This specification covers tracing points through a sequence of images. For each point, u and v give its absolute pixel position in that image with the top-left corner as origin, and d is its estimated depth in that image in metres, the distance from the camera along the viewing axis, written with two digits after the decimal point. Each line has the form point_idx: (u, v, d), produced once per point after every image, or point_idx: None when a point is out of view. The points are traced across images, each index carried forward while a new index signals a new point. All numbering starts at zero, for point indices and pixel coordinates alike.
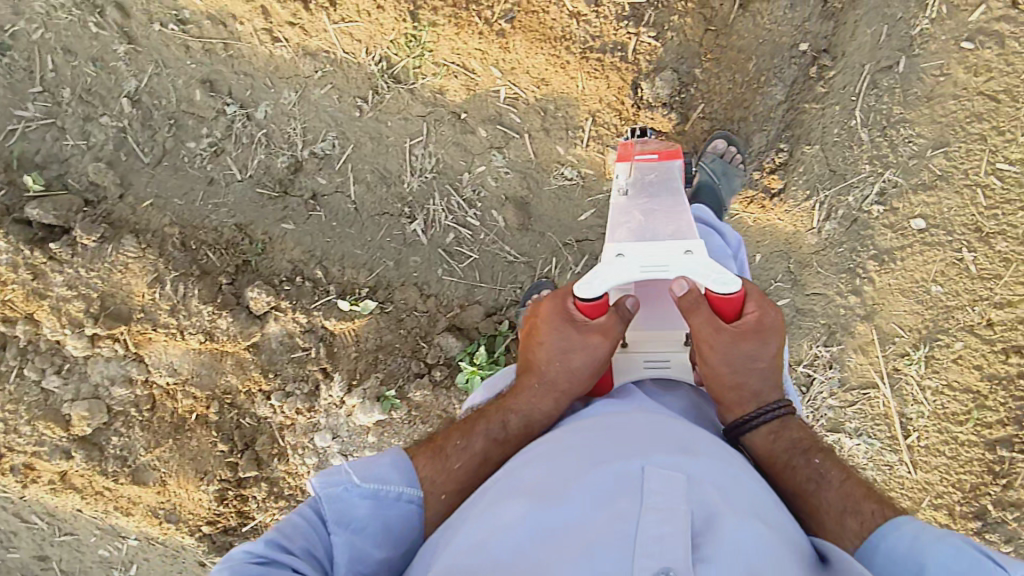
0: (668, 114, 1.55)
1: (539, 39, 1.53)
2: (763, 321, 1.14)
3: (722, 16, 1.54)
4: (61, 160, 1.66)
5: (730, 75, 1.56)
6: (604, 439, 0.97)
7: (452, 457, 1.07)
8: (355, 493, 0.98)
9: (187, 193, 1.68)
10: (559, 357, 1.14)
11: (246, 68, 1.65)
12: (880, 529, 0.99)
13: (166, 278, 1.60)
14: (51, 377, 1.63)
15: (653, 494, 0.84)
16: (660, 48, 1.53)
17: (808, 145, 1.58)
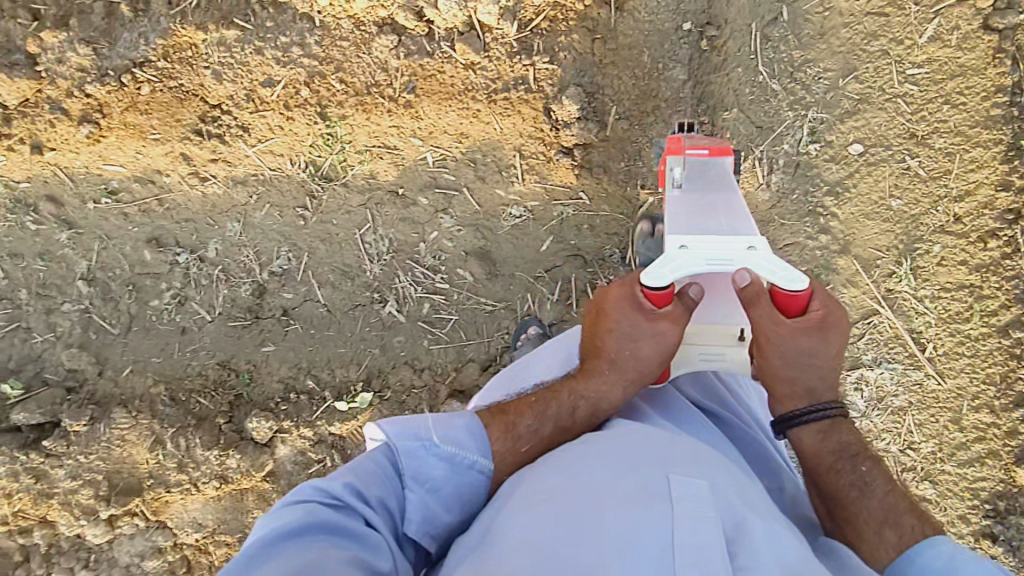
0: (586, 126, 1.60)
1: (444, 98, 1.58)
2: (829, 320, 1.13)
3: (603, 23, 1.62)
4: (35, 358, 1.69)
5: (631, 72, 1.63)
6: (630, 452, 1.01)
7: (522, 435, 1.11)
8: (433, 453, 1.03)
9: (163, 349, 1.70)
10: (629, 343, 1.17)
11: (186, 215, 1.69)
12: (916, 547, 1.02)
13: (164, 437, 1.61)
14: (81, 572, 1.65)
15: (682, 501, 0.90)
16: (559, 69, 1.58)
17: (726, 111, 1.65)
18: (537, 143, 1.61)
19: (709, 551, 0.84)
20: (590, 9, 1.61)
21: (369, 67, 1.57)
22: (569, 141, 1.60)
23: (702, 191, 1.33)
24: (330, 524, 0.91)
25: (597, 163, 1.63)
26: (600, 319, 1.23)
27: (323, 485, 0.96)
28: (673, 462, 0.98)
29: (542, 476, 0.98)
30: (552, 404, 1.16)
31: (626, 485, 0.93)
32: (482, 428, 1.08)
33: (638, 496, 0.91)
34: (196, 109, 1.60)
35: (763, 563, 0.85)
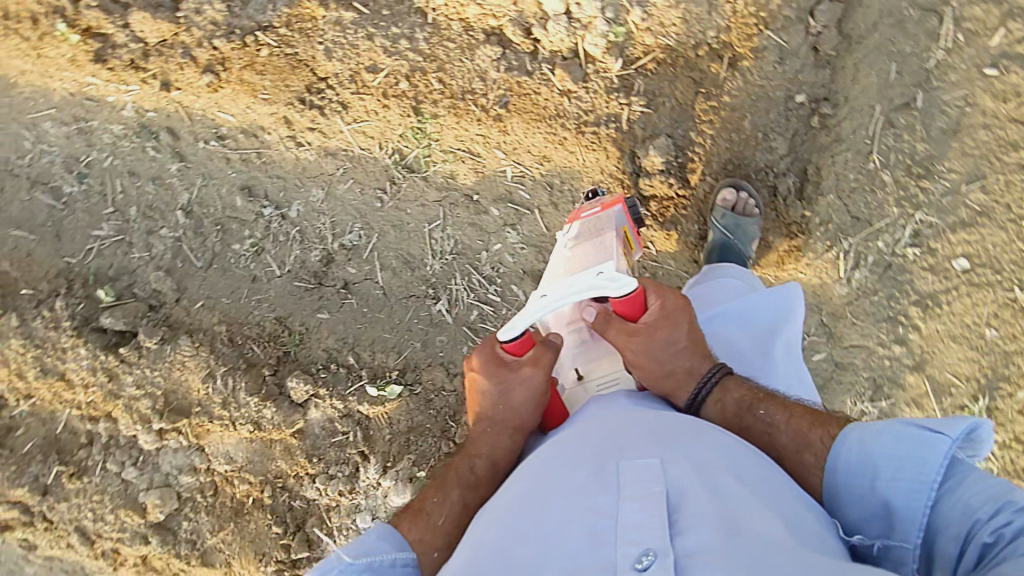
0: (668, 179, 1.57)
1: (535, 119, 1.62)
2: (667, 307, 1.21)
3: (710, 76, 1.57)
4: (130, 271, 1.87)
5: (727, 135, 1.56)
6: (587, 438, 1.04)
7: (434, 517, 1.12)
8: (353, 569, 0.99)
9: (234, 291, 1.83)
10: (502, 394, 1.19)
11: (279, 172, 1.79)
12: (834, 448, 1.03)
13: (217, 372, 1.76)
14: (129, 468, 1.86)
15: (627, 485, 0.90)
16: (653, 115, 1.58)
17: (822, 195, 1.52)
18: (614, 181, 1.60)
19: (645, 529, 0.84)
20: (699, 58, 1.58)
21: (473, 72, 1.63)
22: (648, 190, 1.57)
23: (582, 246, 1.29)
24: None
25: (670, 218, 1.59)
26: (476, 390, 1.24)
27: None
28: (628, 448, 0.99)
29: (510, 491, 1.03)
30: (449, 473, 1.18)
31: (580, 481, 0.95)
32: (396, 531, 1.08)
33: (584, 489, 0.93)
34: (304, 79, 1.69)
35: (705, 525, 0.84)
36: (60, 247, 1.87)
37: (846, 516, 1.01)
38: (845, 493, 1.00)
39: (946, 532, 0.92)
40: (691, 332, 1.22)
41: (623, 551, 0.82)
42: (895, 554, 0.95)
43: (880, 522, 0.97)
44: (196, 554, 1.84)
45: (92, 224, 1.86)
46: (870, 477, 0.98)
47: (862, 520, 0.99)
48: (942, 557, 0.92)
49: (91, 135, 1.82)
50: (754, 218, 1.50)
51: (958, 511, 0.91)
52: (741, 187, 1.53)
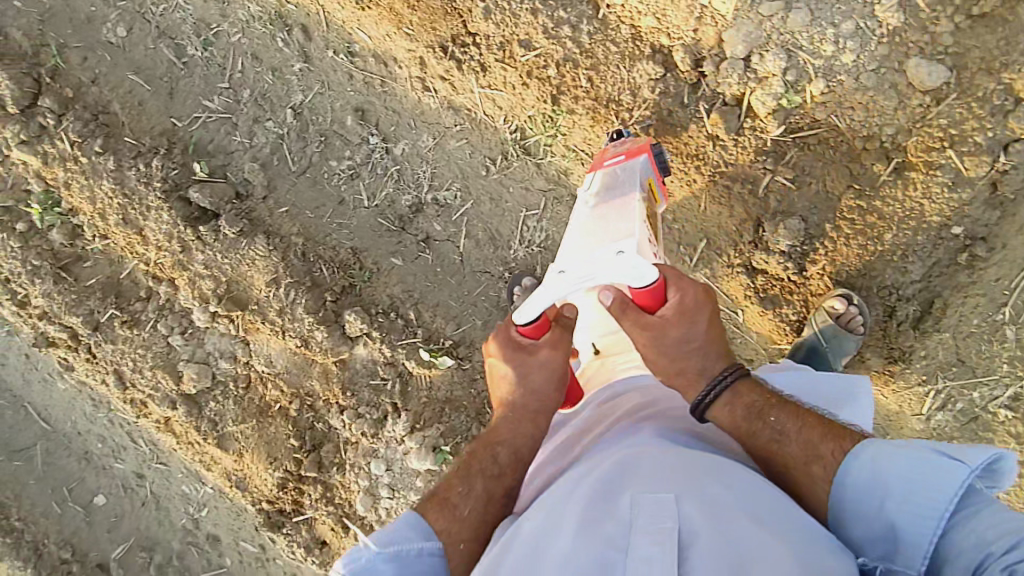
0: (785, 264, 1.40)
1: (670, 151, 1.45)
2: (686, 304, 1.25)
3: (870, 173, 1.33)
4: (228, 152, 1.88)
5: (863, 242, 1.34)
6: (606, 467, 1.05)
7: (459, 508, 1.14)
8: (379, 557, 1.02)
9: (318, 207, 1.83)
10: (526, 378, 1.28)
11: (395, 106, 1.77)
12: (845, 463, 1.04)
13: (282, 281, 1.78)
14: (176, 335, 1.92)
15: (638, 519, 0.90)
16: (794, 194, 1.38)
17: (937, 332, 1.36)
18: (728, 243, 1.46)
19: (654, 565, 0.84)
20: (867, 151, 1.33)
21: (626, 86, 1.46)
22: (759, 263, 1.43)
23: (607, 212, 1.33)
24: None
25: (771, 295, 1.44)
26: (499, 383, 1.30)
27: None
28: (642, 477, 0.99)
29: (531, 517, 1.03)
30: (474, 464, 1.21)
31: (591, 509, 0.95)
32: (421, 518, 1.11)
33: (596, 517, 0.93)
34: (451, 28, 1.60)
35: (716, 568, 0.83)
36: (170, 105, 1.89)
37: (851, 532, 1.01)
38: (852, 512, 1.00)
39: (955, 560, 0.90)
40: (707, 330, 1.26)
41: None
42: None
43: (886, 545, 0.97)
44: (214, 435, 1.93)
45: (206, 94, 1.88)
46: (880, 498, 0.98)
47: (868, 540, 0.99)
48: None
49: (228, 7, 1.84)
50: (853, 337, 1.35)
51: (970, 540, 0.90)
52: (853, 299, 1.36)
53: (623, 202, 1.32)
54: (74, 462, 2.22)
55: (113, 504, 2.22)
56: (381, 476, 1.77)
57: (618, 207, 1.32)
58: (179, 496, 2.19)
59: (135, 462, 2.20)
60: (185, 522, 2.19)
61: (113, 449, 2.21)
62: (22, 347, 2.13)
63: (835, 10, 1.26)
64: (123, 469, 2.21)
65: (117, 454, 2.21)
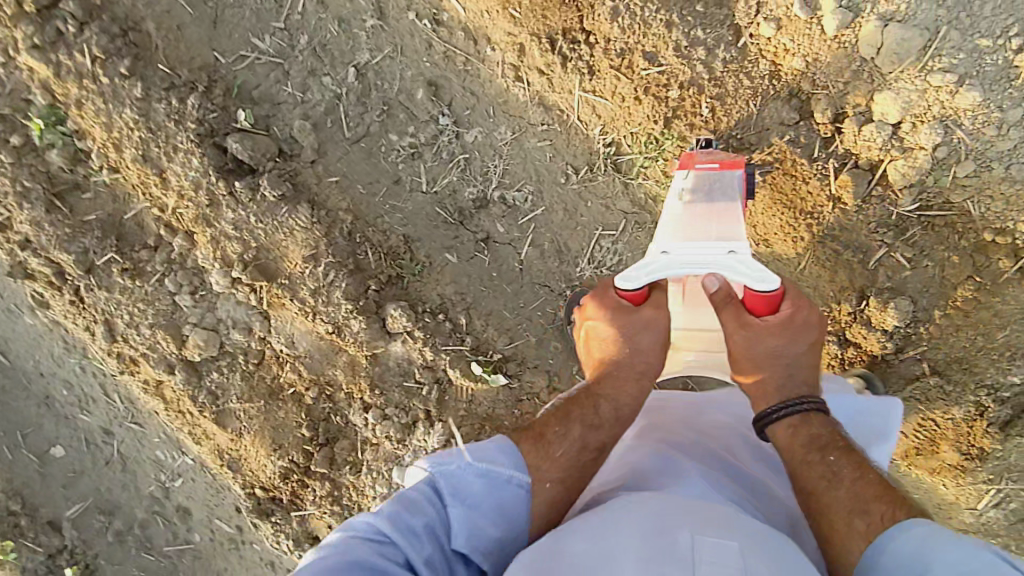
0: (885, 342, 1.35)
1: (782, 203, 1.37)
2: (794, 318, 1.16)
3: (992, 269, 1.28)
4: (274, 102, 1.66)
5: (971, 336, 1.31)
6: (662, 503, 0.94)
7: (554, 446, 1.13)
8: (470, 471, 1.05)
9: (371, 183, 1.65)
10: (626, 347, 1.21)
11: (475, 88, 1.59)
12: (890, 533, 0.94)
13: (321, 259, 1.61)
14: (185, 295, 1.72)
15: (702, 563, 0.79)
16: (908, 271, 1.33)
17: (1019, 436, 1.33)
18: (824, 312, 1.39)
19: None
20: (995, 245, 1.28)
21: (755, 126, 1.37)
22: (855, 337, 1.37)
23: (703, 216, 1.20)
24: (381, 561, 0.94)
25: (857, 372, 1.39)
26: (596, 340, 1.25)
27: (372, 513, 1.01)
28: (703, 520, 0.88)
29: (581, 528, 0.93)
30: (574, 410, 1.19)
31: (644, 537, 0.85)
32: (514, 448, 1.11)
33: (650, 549, 0.82)
34: (565, 20, 1.45)
35: None
36: (213, 36, 1.65)
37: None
38: None
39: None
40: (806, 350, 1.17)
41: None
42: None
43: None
44: (213, 410, 1.76)
45: (256, 31, 1.64)
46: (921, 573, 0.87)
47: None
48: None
49: None
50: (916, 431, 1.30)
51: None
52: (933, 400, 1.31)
53: (723, 208, 1.20)
54: (31, 407, 1.93)
55: (73, 460, 1.96)
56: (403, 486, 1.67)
57: (717, 211, 1.20)
58: (150, 461, 1.96)
59: (105, 416, 1.93)
60: (154, 490, 1.97)
61: (78, 400, 1.92)
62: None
63: (1006, 94, 1.18)
64: (88, 423, 1.94)
65: (82, 406, 1.93)
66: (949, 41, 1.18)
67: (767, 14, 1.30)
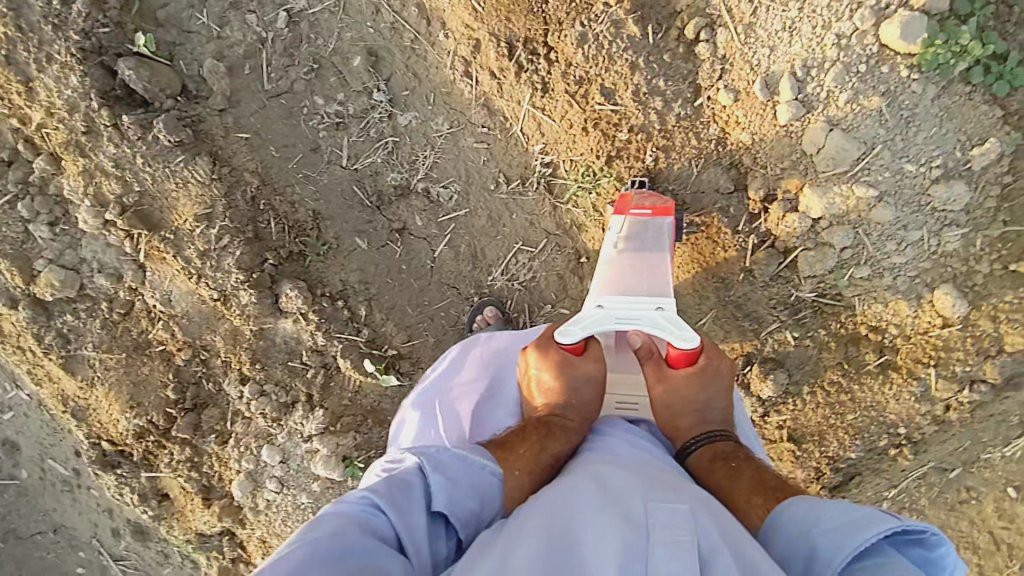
0: (755, 407, 1.47)
1: (696, 263, 1.45)
2: (707, 367, 1.14)
3: (858, 360, 1.41)
4: (183, 31, 1.45)
5: (825, 413, 1.44)
6: (608, 474, 0.95)
7: (517, 448, 1.06)
8: (450, 454, 0.94)
9: (285, 146, 1.51)
10: (574, 388, 1.14)
11: (418, 70, 1.49)
12: (779, 504, 0.96)
13: (215, 221, 1.46)
14: (41, 226, 1.48)
15: (657, 528, 0.81)
16: (790, 347, 1.43)
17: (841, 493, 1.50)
18: None
19: None
20: (867, 339, 1.40)
21: (691, 185, 1.40)
22: None
23: (634, 267, 1.20)
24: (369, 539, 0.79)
25: None
26: (540, 388, 1.17)
27: (359, 493, 0.86)
28: (651, 492, 0.90)
29: (531, 506, 0.90)
30: (529, 432, 1.10)
31: (601, 513, 0.84)
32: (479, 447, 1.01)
33: (612, 521, 0.82)
34: (530, 29, 1.37)
35: None
36: None
37: (772, 549, 0.91)
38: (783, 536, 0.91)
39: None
40: (721, 392, 1.16)
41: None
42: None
43: (801, 564, 0.86)
44: (63, 353, 1.55)
45: None
46: (809, 524, 0.88)
47: (787, 556, 0.88)
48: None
49: None
50: None
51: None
52: None
53: (656, 262, 1.20)
54: None
55: None
56: (271, 465, 1.60)
57: (649, 265, 1.20)
58: None
59: None
60: None
61: None
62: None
63: (913, 216, 1.28)
64: None
65: None
66: (880, 158, 1.25)
67: (728, 82, 1.32)
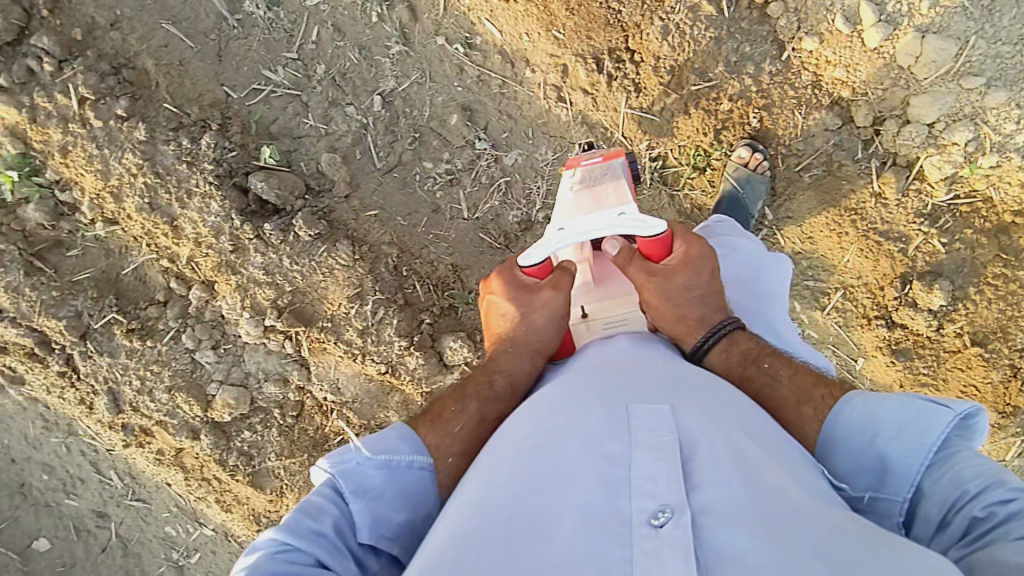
0: (929, 320, 1.46)
1: (828, 201, 1.48)
2: (689, 253, 1.16)
3: (1015, 247, 1.43)
4: (295, 137, 1.58)
5: (999, 309, 1.44)
6: (588, 386, 0.96)
7: (452, 424, 1.04)
8: (370, 464, 0.91)
9: (410, 214, 1.58)
10: (525, 318, 1.14)
11: (512, 111, 1.58)
12: (831, 413, 0.96)
13: (368, 297, 1.51)
14: (206, 350, 1.55)
15: (640, 433, 0.80)
16: (944, 255, 1.45)
17: None
18: (870, 300, 1.52)
19: (662, 478, 0.73)
20: (1015, 225, 1.43)
21: (801, 132, 1.46)
22: (901, 318, 1.49)
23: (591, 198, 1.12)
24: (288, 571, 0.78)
25: (904, 352, 1.50)
26: (500, 315, 1.19)
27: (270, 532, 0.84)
28: (631, 394, 0.90)
29: (510, 443, 0.90)
30: (467, 386, 1.10)
31: (586, 427, 0.84)
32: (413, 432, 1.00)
33: (595, 434, 0.82)
34: (611, 40, 1.48)
35: (721, 485, 0.74)
36: (220, 70, 1.55)
37: (835, 467, 0.93)
38: (842, 447, 0.93)
39: (934, 496, 0.83)
40: (714, 280, 1.17)
41: (638, 503, 0.72)
42: (882, 508, 0.88)
43: (872, 475, 0.89)
44: (248, 471, 1.60)
45: (266, 62, 1.56)
46: (869, 434, 0.90)
47: (853, 471, 0.91)
48: (924, 519, 0.84)
49: None
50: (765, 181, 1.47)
51: (949, 480, 0.82)
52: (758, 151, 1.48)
53: (614, 185, 1.13)
54: (3, 498, 1.74)
55: (61, 550, 1.77)
56: None
57: (608, 195, 1.11)
58: (158, 540, 1.77)
59: (95, 499, 1.75)
60: (165, 570, 1.79)
61: (63, 483, 1.74)
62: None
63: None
64: (77, 507, 1.76)
65: (68, 489, 1.75)
66: (977, 49, 1.33)
67: (809, 29, 1.40)
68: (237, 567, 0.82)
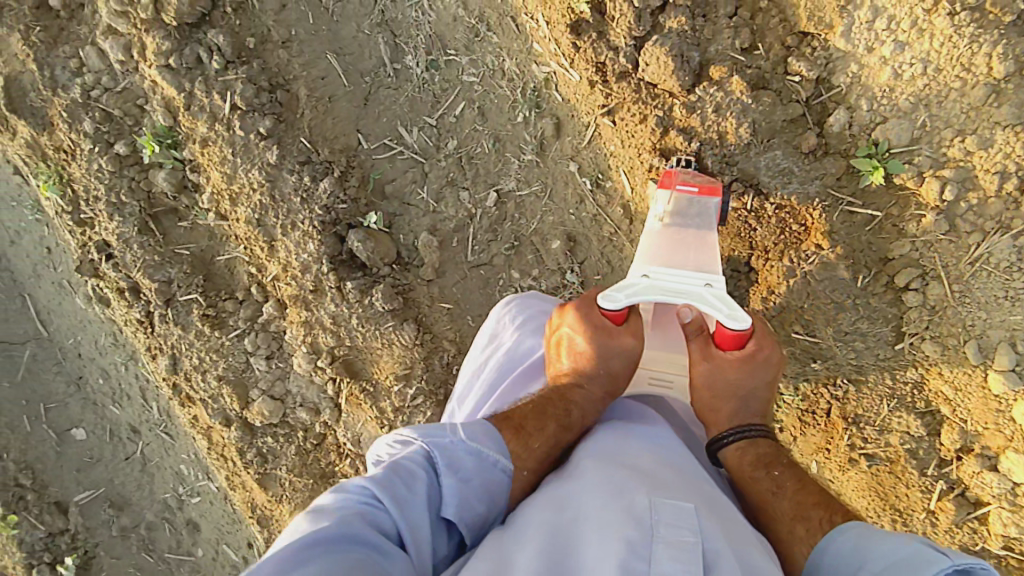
0: None
1: (875, 490, 1.43)
2: (758, 354, 1.16)
3: None
4: (405, 203, 1.60)
5: None
6: (625, 461, 1.02)
7: (534, 438, 1.08)
8: (462, 448, 1.00)
9: (481, 315, 1.62)
10: (604, 357, 1.17)
11: (613, 260, 1.56)
12: (826, 539, 0.98)
13: (413, 382, 1.59)
14: (261, 359, 1.69)
15: (663, 529, 0.86)
16: None
17: None
18: None
19: None
20: None
21: (879, 423, 1.38)
22: None
23: (683, 242, 1.22)
24: (368, 529, 0.86)
25: None
26: (570, 351, 1.19)
27: (361, 482, 0.93)
28: (659, 486, 0.95)
29: (537, 505, 0.97)
30: (547, 407, 1.13)
31: (610, 508, 0.90)
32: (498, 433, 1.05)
33: (619, 518, 0.88)
34: (734, 249, 1.41)
35: None
36: (361, 116, 1.59)
37: None
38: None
39: None
40: (768, 384, 1.18)
41: None
42: None
43: None
44: (259, 470, 1.75)
45: (406, 120, 1.59)
46: (855, 566, 0.91)
47: None
48: None
49: (478, 42, 1.54)
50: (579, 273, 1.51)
51: None
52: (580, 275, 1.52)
53: (704, 239, 1.22)
54: (61, 383, 1.98)
55: (92, 445, 2.00)
56: None
57: (698, 240, 1.22)
58: (171, 472, 1.99)
59: (133, 416, 1.97)
60: (168, 498, 2.01)
61: (112, 392, 1.97)
62: (61, 253, 1.86)
63: None
64: (117, 415, 1.98)
65: (115, 398, 1.97)
66: None
67: (935, 333, 1.31)
68: (324, 500, 0.92)
